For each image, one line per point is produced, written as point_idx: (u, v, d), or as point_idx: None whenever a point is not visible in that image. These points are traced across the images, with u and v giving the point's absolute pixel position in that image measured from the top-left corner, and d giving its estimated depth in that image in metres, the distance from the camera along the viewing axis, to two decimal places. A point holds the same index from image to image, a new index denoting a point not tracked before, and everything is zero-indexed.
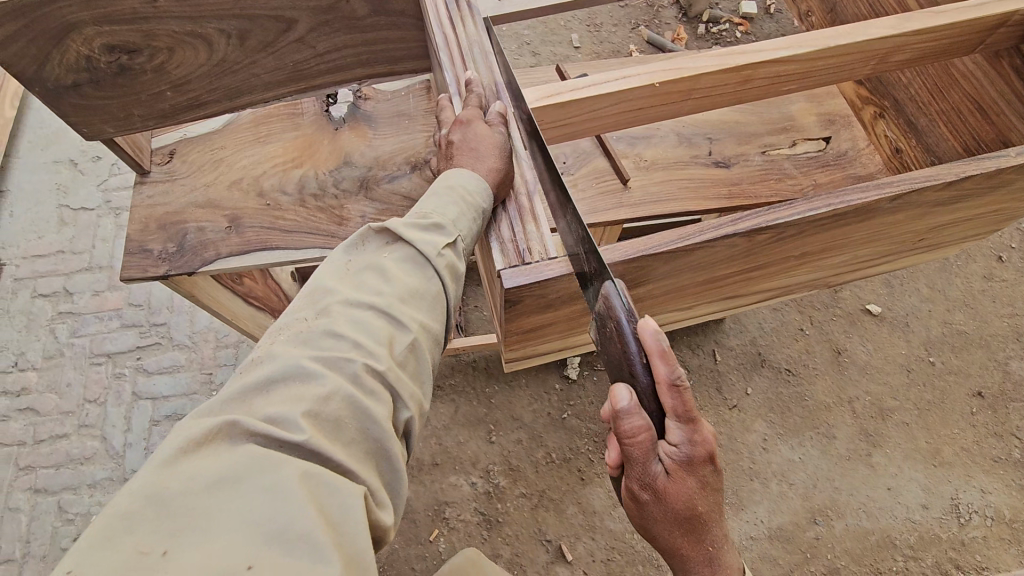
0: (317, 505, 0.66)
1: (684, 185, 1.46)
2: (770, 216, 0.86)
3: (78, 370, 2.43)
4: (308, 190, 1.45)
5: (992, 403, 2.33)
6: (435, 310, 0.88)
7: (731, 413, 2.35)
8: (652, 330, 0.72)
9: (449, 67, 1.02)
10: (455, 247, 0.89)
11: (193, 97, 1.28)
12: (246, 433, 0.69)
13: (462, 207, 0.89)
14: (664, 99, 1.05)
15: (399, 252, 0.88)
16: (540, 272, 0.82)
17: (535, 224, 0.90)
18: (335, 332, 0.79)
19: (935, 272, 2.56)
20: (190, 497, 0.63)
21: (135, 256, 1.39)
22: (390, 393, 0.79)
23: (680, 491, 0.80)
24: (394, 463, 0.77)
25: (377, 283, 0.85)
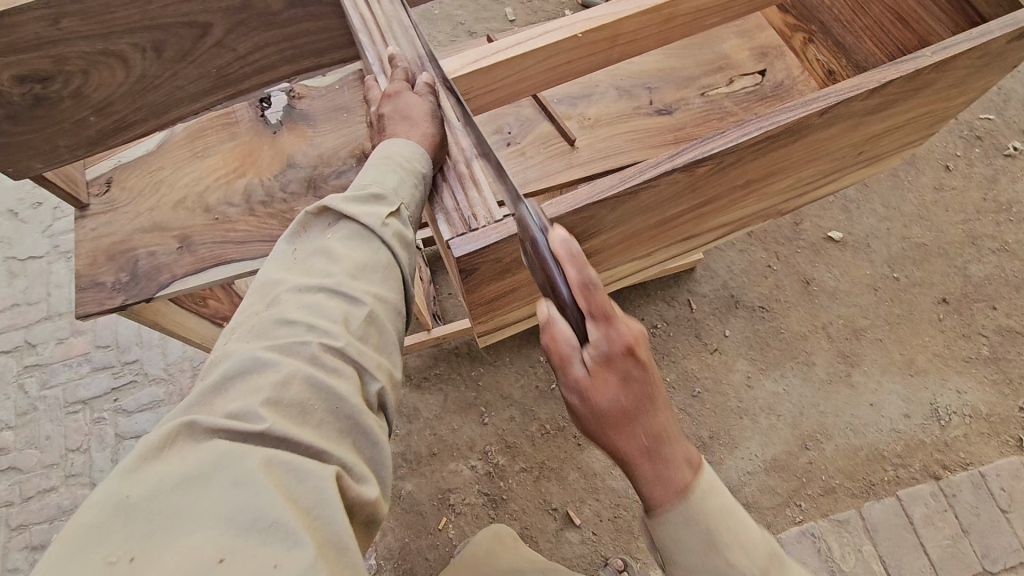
0: (286, 494, 0.66)
1: (630, 138, 1.47)
2: (704, 148, 0.88)
3: (56, 422, 2.37)
4: (255, 199, 1.43)
5: (956, 307, 2.42)
6: (390, 282, 0.87)
7: (713, 356, 2.41)
8: (561, 237, 0.76)
9: (370, 47, 1.00)
10: (401, 216, 0.88)
11: (118, 119, 1.24)
12: (207, 430, 0.68)
13: (403, 176, 0.89)
14: (589, 50, 1.05)
15: (343, 230, 0.87)
16: (487, 236, 0.82)
17: (478, 188, 0.89)
18: (287, 319, 0.78)
19: (888, 191, 2.63)
20: (157, 500, 0.63)
21: (87, 291, 1.35)
22: (354, 369, 0.79)
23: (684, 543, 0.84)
24: (370, 438, 0.78)
25: (325, 265, 0.84)
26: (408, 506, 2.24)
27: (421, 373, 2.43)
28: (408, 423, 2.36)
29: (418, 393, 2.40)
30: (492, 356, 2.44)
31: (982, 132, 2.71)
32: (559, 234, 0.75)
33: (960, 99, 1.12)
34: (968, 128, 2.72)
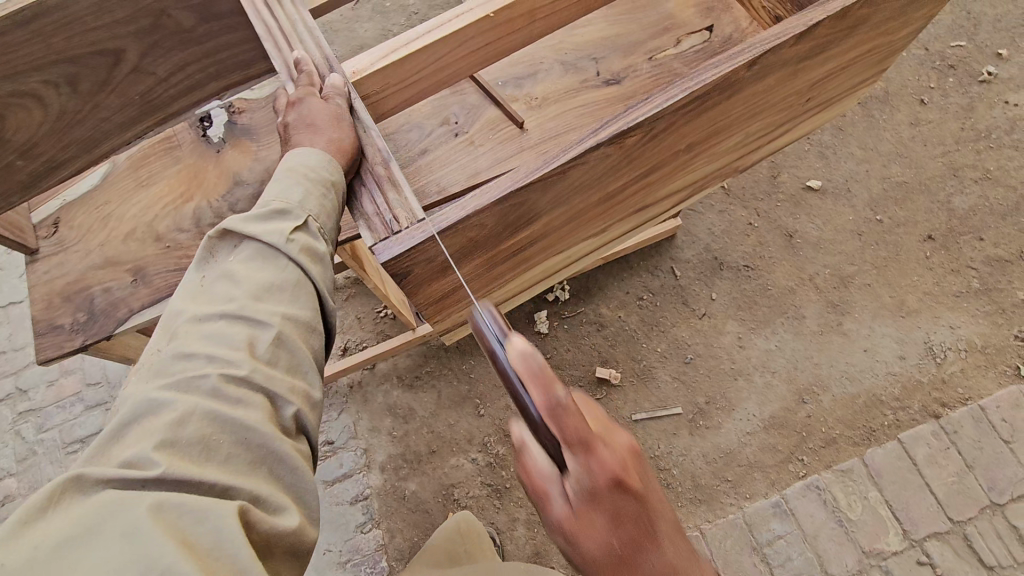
0: (183, 537, 0.65)
1: (579, 113, 1.43)
2: (630, 117, 0.84)
3: (56, 464, 2.40)
4: (205, 221, 1.39)
5: (943, 243, 2.38)
6: (300, 300, 0.86)
7: (702, 322, 2.39)
8: (520, 350, 0.71)
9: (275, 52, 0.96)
10: (308, 228, 0.88)
11: (47, 159, 1.19)
12: (101, 480, 0.68)
13: (309, 186, 0.88)
14: (507, 29, 1.01)
15: (246, 252, 0.86)
16: (411, 237, 0.78)
17: (395, 190, 0.86)
18: (187, 353, 0.78)
19: (864, 132, 2.58)
20: (40, 562, 0.62)
21: (46, 335, 1.32)
22: (263, 395, 0.79)
23: (593, 539, 0.70)
24: (286, 464, 0.78)
25: (227, 290, 0.83)
26: (413, 505, 2.25)
27: (411, 372, 2.42)
28: (404, 423, 2.36)
29: (411, 392, 2.40)
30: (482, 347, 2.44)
31: (955, 61, 2.63)
32: (518, 347, 0.71)
33: (904, 31, 1.08)
34: (941, 58, 2.64)
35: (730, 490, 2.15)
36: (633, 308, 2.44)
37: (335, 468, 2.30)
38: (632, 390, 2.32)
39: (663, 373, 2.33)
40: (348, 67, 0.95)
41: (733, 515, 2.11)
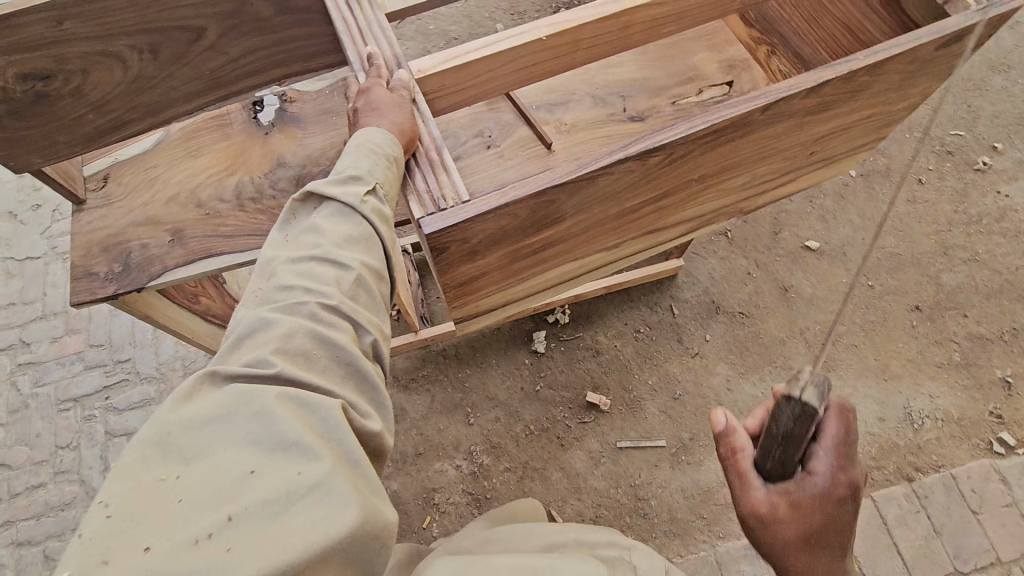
0: (301, 420, 0.78)
1: (603, 142, 1.55)
2: (655, 139, 0.95)
3: (47, 419, 2.47)
4: (245, 195, 1.49)
5: (929, 315, 2.49)
6: (375, 254, 0.99)
7: (694, 360, 2.48)
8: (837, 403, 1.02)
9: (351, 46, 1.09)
10: (376, 193, 0.98)
11: (115, 117, 1.27)
12: (227, 379, 0.81)
13: (376, 158, 0.97)
14: (553, 52, 1.10)
15: (329, 209, 0.98)
16: (456, 215, 0.87)
17: (446, 172, 0.98)
18: (286, 285, 0.91)
19: (863, 202, 2.72)
20: (190, 433, 0.76)
21: (81, 281, 1.40)
22: (348, 322, 0.91)
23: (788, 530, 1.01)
24: (369, 380, 0.90)
25: (316, 238, 0.96)
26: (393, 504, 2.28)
27: (408, 374, 2.49)
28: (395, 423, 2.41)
29: (405, 394, 2.46)
30: (479, 358, 2.51)
31: (953, 147, 2.80)
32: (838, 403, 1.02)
33: (902, 103, 1.20)
34: (940, 143, 2.81)
35: (704, 527, 2.20)
36: (629, 339, 2.53)
37: None
38: (619, 418, 2.39)
39: (652, 406, 2.41)
40: (412, 65, 1.07)
41: (704, 551, 2.15)
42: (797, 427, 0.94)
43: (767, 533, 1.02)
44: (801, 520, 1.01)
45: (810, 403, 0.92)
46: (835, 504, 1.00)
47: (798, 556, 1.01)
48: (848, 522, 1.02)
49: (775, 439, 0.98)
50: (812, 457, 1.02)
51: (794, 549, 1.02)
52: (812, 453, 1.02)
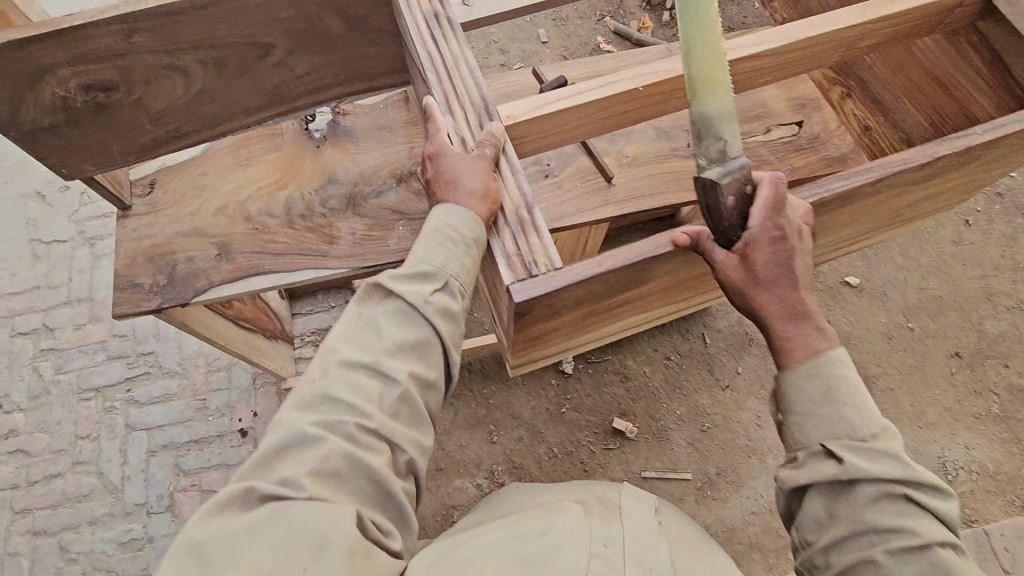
0: (330, 548, 0.79)
1: (665, 179, 1.50)
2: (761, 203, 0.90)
3: (68, 408, 2.45)
4: (295, 211, 1.45)
5: (969, 362, 2.43)
6: (431, 361, 0.96)
7: (724, 393, 2.43)
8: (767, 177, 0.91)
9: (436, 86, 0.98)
10: (447, 290, 0.96)
11: (173, 128, 1.23)
12: (260, 495, 0.83)
13: (453, 245, 0.94)
14: (646, 98, 1.02)
15: (393, 306, 0.95)
16: (549, 283, 0.81)
17: (536, 236, 0.95)
18: (332, 394, 0.90)
19: (907, 240, 2.64)
20: (221, 548, 0.79)
21: (125, 291, 1.36)
22: (386, 442, 0.90)
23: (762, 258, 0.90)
24: (398, 503, 0.90)
25: (372, 339, 0.94)
26: None
27: None
28: None
29: None
30: (504, 376, 2.46)
31: (1005, 189, 2.72)
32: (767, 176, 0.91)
33: (998, 171, 1.15)
34: None
35: None
36: (659, 366, 2.48)
37: None
38: (645, 447, 2.36)
39: (679, 437, 2.37)
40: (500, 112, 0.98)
41: None
42: (710, 197, 0.89)
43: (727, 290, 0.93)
44: (753, 267, 0.91)
45: (708, 173, 0.88)
46: (773, 245, 0.91)
47: (760, 292, 0.92)
48: (795, 257, 0.92)
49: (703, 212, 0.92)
50: (748, 214, 0.91)
51: (758, 287, 0.92)
52: (750, 219, 0.91)
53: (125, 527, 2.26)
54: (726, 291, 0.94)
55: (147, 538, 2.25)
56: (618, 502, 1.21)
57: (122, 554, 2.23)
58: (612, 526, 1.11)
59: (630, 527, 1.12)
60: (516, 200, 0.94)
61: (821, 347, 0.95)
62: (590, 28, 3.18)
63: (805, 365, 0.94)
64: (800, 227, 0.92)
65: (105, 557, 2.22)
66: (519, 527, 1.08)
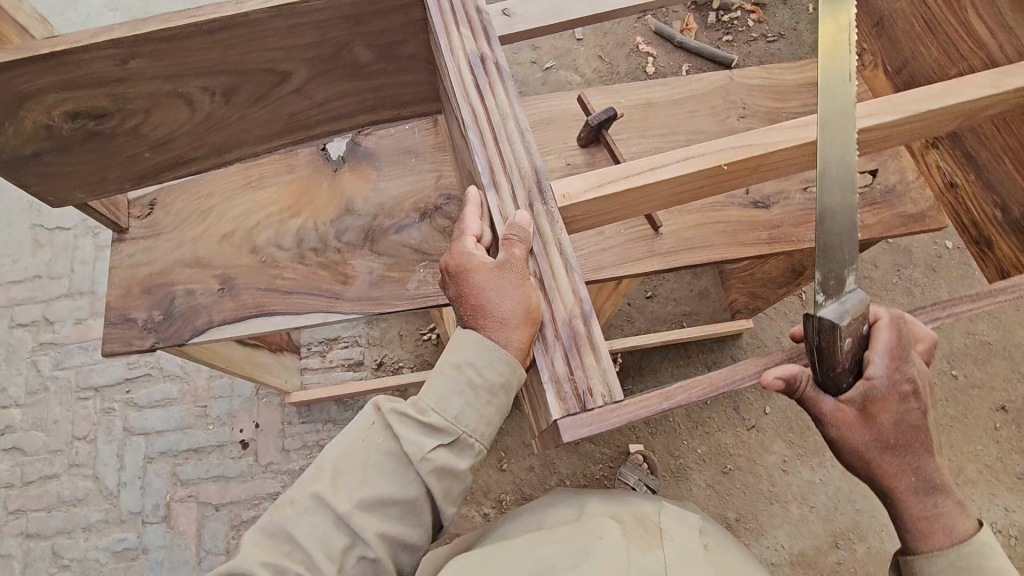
0: None
1: (719, 229, 1.34)
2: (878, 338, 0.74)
3: (65, 406, 2.37)
4: (307, 244, 1.31)
5: (1015, 418, 2.28)
6: (415, 518, 0.88)
7: (750, 433, 2.29)
8: (886, 320, 0.75)
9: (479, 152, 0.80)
10: (451, 445, 0.85)
11: (175, 155, 1.09)
12: None
13: (468, 395, 0.83)
14: (725, 180, 0.84)
15: (388, 448, 0.86)
16: (606, 421, 0.67)
17: (595, 354, 0.72)
18: (296, 536, 0.84)
19: (958, 280, 2.46)
20: None
21: (117, 326, 1.24)
22: None
23: (890, 416, 0.74)
24: None
25: (356, 481, 0.86)
26: None
27: None
28: None
29: None
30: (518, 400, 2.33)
31: None
32: (884, 316, 0.75)
33: None
34: None
35: None
36: None
37: None
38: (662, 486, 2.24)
39: (699, 478, 2.25)
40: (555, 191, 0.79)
41: None
42: (823, 340, 0.72)
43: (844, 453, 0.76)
44: (874, 427, 0.75)
45: (826, 315, 0.71)
46: (900, 404, 0.75)
47: (887, 465, 0.75)
48: (925, 417, 0.76)
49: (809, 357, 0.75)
50: (867, 363, 0.74)
51: (884, 455, 0.75)
52: (867, 365, 0.74)
53: (120, 536, 2.19)
54: (837, 450, 0.77)
55: (141, 548, 2.18)
56: (660, 524, 1.03)
57: (115, 564, 2.16)
58: (655, 554, 0.94)
59: (674, 556, 0.96)
60: (570, 304, 0.74)
61: (958, 529, 0.77)
62: (630, 26, 2.97)
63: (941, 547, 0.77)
64: (927, 378, 0.76)
65: (98, 566, 2.16)
66: (546, 558, 0.92)
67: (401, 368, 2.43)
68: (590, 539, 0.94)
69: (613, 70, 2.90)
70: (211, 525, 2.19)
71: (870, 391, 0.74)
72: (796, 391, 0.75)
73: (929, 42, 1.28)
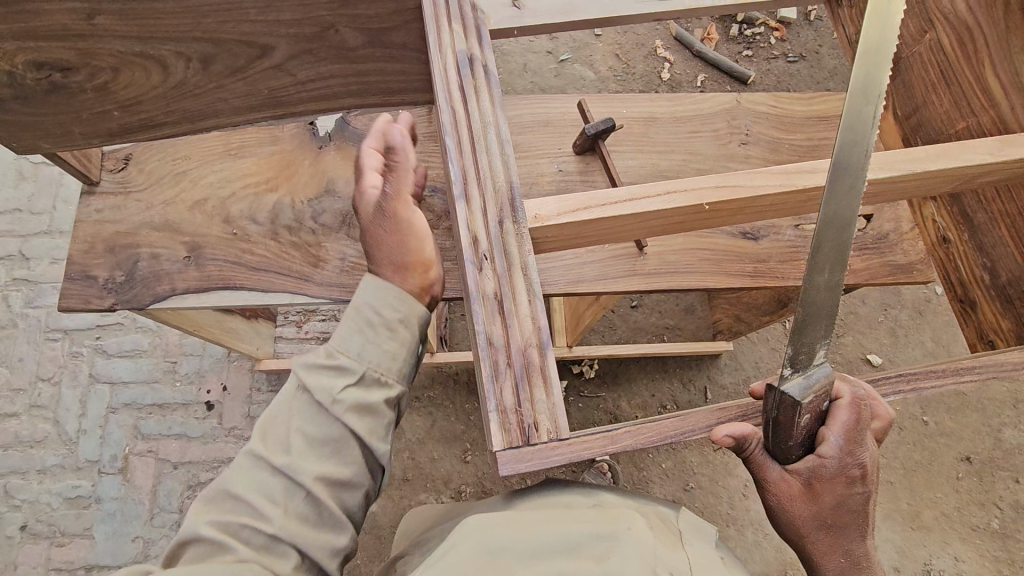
0: None
1: (706, 256, 1.31)
2: (837, 417, 0.72)
3: (32, 345, 2.34)
4: (281, 220, 1.27)
5: (979, 470, 2.28)
6: (347, 456, 0.90)
7: (716, 454, 2.30)
8: (850, 398, 0.72)
9: (454, 152, 0.74)
10: (364, 376, 0.92)
11: (146, 118, 1.05)
12: None
13: (370, 330, 0.94)
14: (708, 218, 0.80)
15: (303, 403, 0.90)
16: (547, 460, 0.62)
17: (546, 388, 0.65)
18: (233, 496, 0.85)
19: (942, 326, 2.46)
20: None
21: (76, 283, 1.21)
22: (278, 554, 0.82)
23: (829, 497, 0.73)
24: None
25: (281, 441, 0.88)
26: (368, 527, 2.16)
27: (411, 391, 2.32)
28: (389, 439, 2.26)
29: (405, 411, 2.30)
30: None
31: None
32: (848, 393, 0.73)
33: None
34: None
35: None
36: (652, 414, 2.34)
37: None
38: None
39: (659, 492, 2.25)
40: (528, 209, 0.73)
41: None
42: (782, 416, 0.70)
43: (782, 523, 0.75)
44: (815, 504, 0.73)
45: (788, 390, 0.69)
46: (846, 487, 0.73)
47: (820, 543, 0.74)
48: (868, 504, 0.75)
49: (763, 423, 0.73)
50: (820, 440, 0.72)
51: (820, 532, 0.74)
52: (820, 442, 0.72)
53: (74, 483, 2.17)
54: (775, 518, 0.76)
55: (94, 498, 2.16)
56: (680, 529, 0.96)
57: (66, 510, 2.15)
58: (677, 557, 0.87)
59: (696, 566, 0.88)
60: (527, 329, 0.66)
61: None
62: (650, 28, 2.91)
63: None
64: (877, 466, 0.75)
65: (49, 510, 2.15)
66: (573, 538, 0.86)
67: None
68: (620, 531, 0.87)
69: (628, 72, 2.84)
70: (167, 483, 2.18)
71: (815, 468, 0.72)
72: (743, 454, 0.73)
73: (941, 92, 1.25)
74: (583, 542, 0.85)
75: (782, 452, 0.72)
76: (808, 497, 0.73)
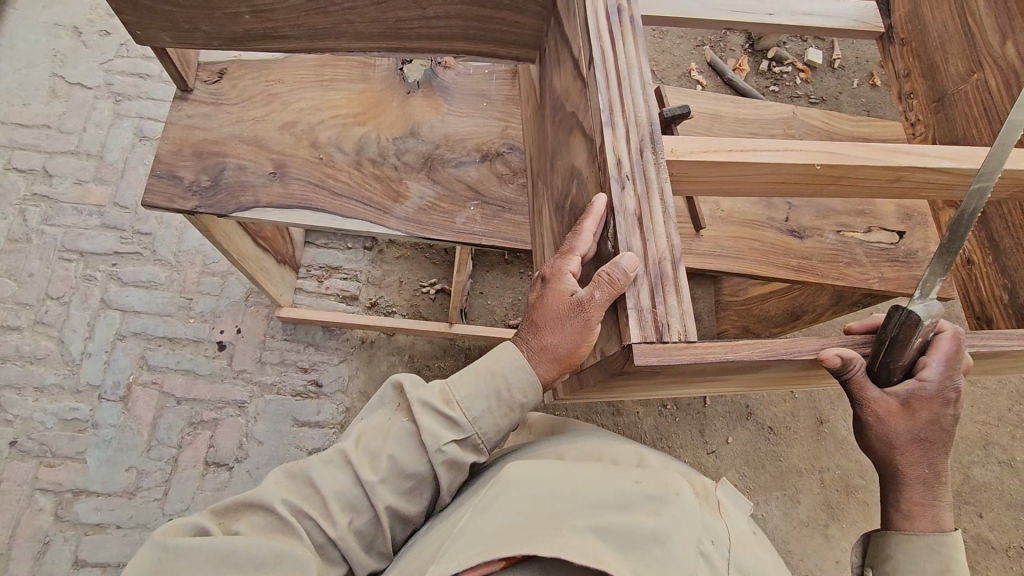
0: None
1: (754, 246, 1.41)
2: (940, 349, 0.79)
3: (44, 263, 2.30)
4: (366, 153, 1.32)
5: None
6: (419, 496, 0.95)
7: (708, 457, 2.38)
8: (951, 334, 0.80)
9: (603, 88, 0.84)
10: (463, 443, 0.95)
11: (272, 27, 1.10)
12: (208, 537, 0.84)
13: (491, 401, 0.96)
14: (809, 179, 0.91)
15: (407, 426, 0.95)
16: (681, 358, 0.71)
17: (677, 296, 0.76)
18: (314, 480, 0.91)
19: None
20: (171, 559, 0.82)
21: (161, 181, 1.23)
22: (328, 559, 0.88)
23: (922, 416, 0.81)
24: None
25: (373, 449, 0.94)
26: None
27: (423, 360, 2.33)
28: None
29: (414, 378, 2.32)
30: None
31: None
32: (950, 329, 0.80)
33: None
34: None
35: None
36: (652, 411, 2.42)
37: (310, 413, 2.21)
38: None
39: None
40: (664, 146, 0.83)
41: None
42: (902, 336, 0.75)
43: (877, 435, 0.83)
44: (910, 420, 0.82)
45: (916, 311, 0.74)
46: (940, 407, 0.81)
47: (908, 454, 0.84)
48: (953, 424, 0.83)
49: (874, 345, 0.79)
50: (921, 365, 0.80)
51: (909, 444, 0.84)
52: (922, 369, 0.79)
53: (71, 405, 2.13)
54: (868, 431, 0.84)
55: (91, 422, 2.12)
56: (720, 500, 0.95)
57: (60, 431, 2.10)
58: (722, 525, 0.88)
59: (739, 535, 0.89)
60: (662, 244, 0.78)
61: (944, 523, 0.86)
62: (687, 51, 3.05)
63: (926, 535, 0.84)
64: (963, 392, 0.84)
65: (42, 429, 2.10)
66: (628, 497, 0.86)
67: (393, 313, 2.43)
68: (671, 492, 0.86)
69: None
70: (168, 417, 2.15)
71: (917, 391, 0.80)
72: (847, 372, 0.77)
73: (983, 125, 1.33)
74: (636, 500, 0.85)
75: (888, 373, 0.79)
76: (904, 416, 0.81)
